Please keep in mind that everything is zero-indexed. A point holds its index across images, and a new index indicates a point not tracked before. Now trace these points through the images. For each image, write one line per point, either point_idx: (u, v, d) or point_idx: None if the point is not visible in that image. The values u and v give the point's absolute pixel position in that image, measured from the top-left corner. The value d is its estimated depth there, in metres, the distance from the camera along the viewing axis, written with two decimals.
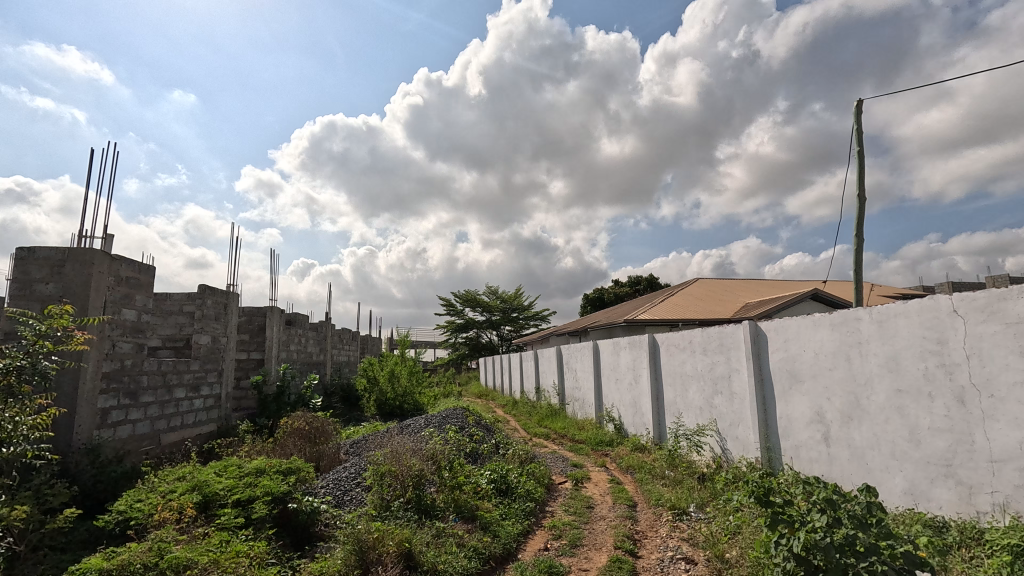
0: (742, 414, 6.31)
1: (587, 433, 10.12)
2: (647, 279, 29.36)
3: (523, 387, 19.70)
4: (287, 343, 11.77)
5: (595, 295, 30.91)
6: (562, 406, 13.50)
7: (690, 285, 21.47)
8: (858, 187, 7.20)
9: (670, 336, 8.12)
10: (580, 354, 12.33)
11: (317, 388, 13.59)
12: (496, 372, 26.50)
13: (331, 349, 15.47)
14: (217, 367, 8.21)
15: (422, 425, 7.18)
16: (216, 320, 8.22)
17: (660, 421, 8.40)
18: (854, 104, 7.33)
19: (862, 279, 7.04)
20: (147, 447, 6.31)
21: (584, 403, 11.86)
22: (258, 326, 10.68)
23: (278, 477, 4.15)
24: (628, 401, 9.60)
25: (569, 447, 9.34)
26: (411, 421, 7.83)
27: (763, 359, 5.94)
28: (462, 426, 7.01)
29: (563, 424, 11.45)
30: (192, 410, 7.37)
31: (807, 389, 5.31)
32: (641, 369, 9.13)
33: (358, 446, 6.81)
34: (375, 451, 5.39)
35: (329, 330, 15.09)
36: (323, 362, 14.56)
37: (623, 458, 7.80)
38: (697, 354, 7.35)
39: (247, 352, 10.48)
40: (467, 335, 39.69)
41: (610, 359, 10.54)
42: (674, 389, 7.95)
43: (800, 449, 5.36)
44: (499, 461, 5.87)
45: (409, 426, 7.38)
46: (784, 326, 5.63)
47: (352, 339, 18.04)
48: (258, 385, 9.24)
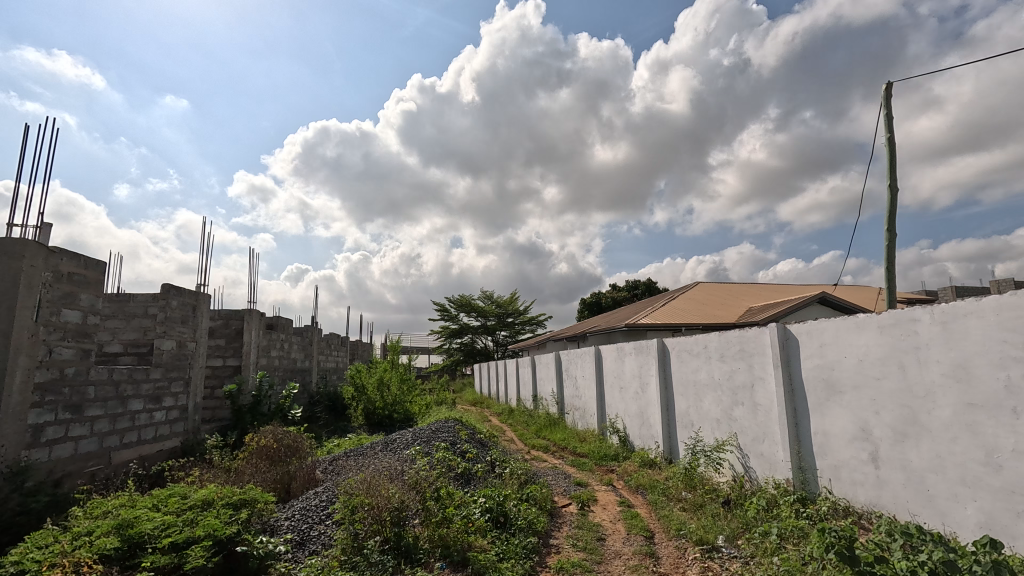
0: (768, 429, 5.63)
1: (589, 446, 9.43)
2: (646, 283, 28.78)
3: (520, 394, 18.97)
4: (269, 349, 11.04)
5: (593, 300, 30.28)
6: (561, 415, 12.78)
7: (691, 289, 20.86)
8: (889, 177, 6.57)
9: (682, 341, 7.44)
10: (581, 361, 11.64)
11: (301, 397, 12.82)
12: (491, 378, 25.76)
13: (318, 355, 14.72)
14: (184, 376, 7.46)
15: (410, 441, 6.45)
16: (184, 325, 7.49)
17: (671, 434, 7.70)
18: (883, 87, 6.70)
19: (896, 278, 6.39)
20: (93, 468, 5.56)
21: (586, 413, 11.15)
22: (235, 331, 9.93)
23: (227, 512, 3.43)
24: (633, 411, 8.92)
25: (571, 462, 8.64)
26: (398, 436, 7.08)
27: (793, 367, 5.27)
28: (455, 443, 6.27)
29: (563, 436, 10.74)
30: (152, 424, 6.62)
31: (848, 402, 4.63)
32: (649, 377, 8.45)
33: (338, 465, 6.07)
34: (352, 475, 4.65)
35: (315, 335, 14.34)
36: (308, 369, 13.80)
37: (632, 475, 7.09)
38: (713, 361, 6.67)
39: (223, 358, 9.73)
40: (462, 340, 38.92)
41: (614, 366, 9.84)
42: (687, 400, 7.26)
43: (841, 470, 4.68)
44: (495, 485, 5.13)
45: (395, 443, 6.62)
46: (818, 329, 4.96)
47: (340, 344, 17.26)
48: (231, 395, 8.46)
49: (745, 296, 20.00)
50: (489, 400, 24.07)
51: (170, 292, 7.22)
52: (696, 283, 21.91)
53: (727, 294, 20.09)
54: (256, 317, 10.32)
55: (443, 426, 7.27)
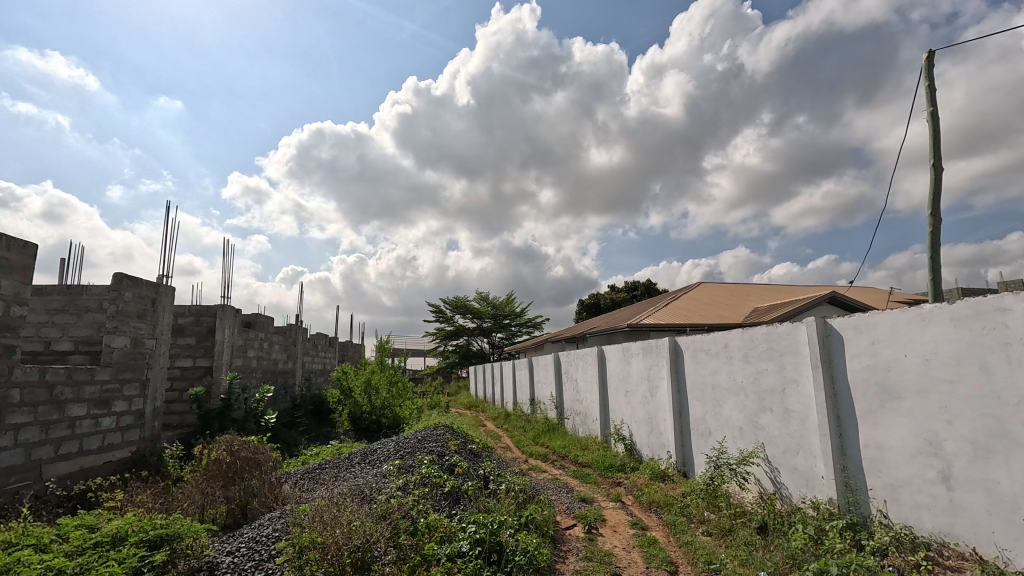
0: (803, 440, 4.89)
1: (592, 455, 8.67)
2: (645, 284, 28.13)
3: (516, 398, 18.18)
4: (247, 349, 10.23)
5: (591, 301, 29.61)
6: (561, 420, 12.01)
7: (694, 289, 20.17)
8: (933, 154, 5.84)
9: (698, 340, 6.70)
10: (582, 362, 10.88)
11: (283, 401, 12.01)
12: (486, 382, 24.97)
13: (302, 356, 13.90)
14: (142, 378, 6.67)
15: (392, 453, 5.64)
16: (142, 320, 6.71)
17: (684, 444, 6.96)
18: (924, 54, 5.98)
19: (941, 268, 5.67)
20: (18, 486, 4.75)
21: (587, 418, 10.39)
22: (206, 328, 9.13)
23: (138, 554, 2.65)
24: (641, 417, 8.16)
25: (572, 473, 7.88)
26: (378, 446, 6.26)
27: (835, 368, 4.53)
28: (442, 455, 5.46)
29: (564, 443, 9.96)
30: (98, 432, 5.83)
31: (909, 409, 3.89)
32: (658, 380, 7.70)
33: (307, 484, 5.28)
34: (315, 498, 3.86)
35: (299, 335, 13.53)
36: (291, 370, 12.98)
37: (644, 490, 6.34)
38: (736, 362, 5.93)
39: (193, 359, 8.94)
40: (456, 342, 38.10)
41: (619, 368, 9.08)
42: (704, 405, 6.51)
43: (900, 490, 3.94)
44: (488, 509, 4.34)
45: (374, 455, 5.80)
46: (869, 324, 4.22)
47: (327, 345, 16.43)
48: (197, 399, 7.64)
49: (750, 296, 19.31)
50: (485, 404, 23.28)
51: (125, 282, 6.44)
52: (699, 283, 21.20)
53: (731, 294, 19.39)
54: (231, 314, 9.51)
55: (431, 434, 6.49)
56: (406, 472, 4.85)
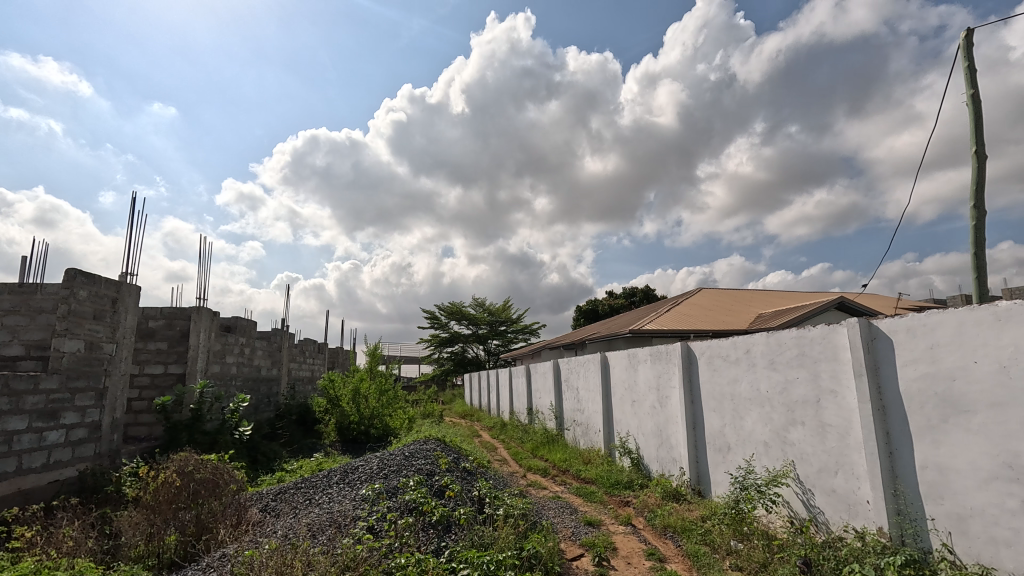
0: (843, 459, 4.30)
1: (596, 469, 8.05)
2: (643, 290, 27.64)
3: (513, 407, 17.52)
4: (226, 355, 9.57)
5: (589, 307, 29.08)
6: (561, 431, 11.39)
7: (695, 295, 19.65)
8: (975, 140, 5.30)
9: (715, 346, 6.12)
10: (584, 370, 10.28)
11: (265, 411, 11.32)
12: (482, 390, 24.32)
13: (288, 362, 13.22)
14: (99, 386, 6.02)
15: (375, 472, 4.97)
16: (100, 322, 6.05)
17: (699, 460, 6.35)
18: (963, 32, 5.46)
19: (987, 265, 5.12)
20: None
21: (589, 429, 9.77)
22: (180, 332, 8.47)
23: None
24: (650, 429, 7.56)
25: (575, 490, 7.26)
26: (361, 462, 5.59)
27: (883, 377, 3.94)
28: (431, 475, 4.80)
29: (565, 456, 9.34)
30: (42, 448, 5.17)
31: (981, 425, 3.31)
32: (669, 389, 7.12)
33: (278, 510, 4.63)
34: (270, 545, 3.20)
35: (284, 341, 12.86)
36: (276, 378, 12.30)
37: (656, 512, 5.74)
38: (760, 370, 5.34)
39: (165, 365, 8.29)
40: (451, 349, 37.39)
41: (624, 376, 8.49)
42: (722, 417, 5.92)
43: (970, 521, 3.34)
44: (482, 543, 3.68)
45: (355, 474, 5.12)
46: (927, 325, 3.65)
47: (316, 352, 15.75)
48: (164, 409, 6.95)
49: (753, 301, 18.79)
50: (480, 413, 22.62)
51: (80, 280, 5.79)
52: (700, 288, 20.67)
53: (734, 300, 18.87)
54: (207, 317, 8.86)
55: (420, 449, 5.82)
56: (388, 498, 4.20)
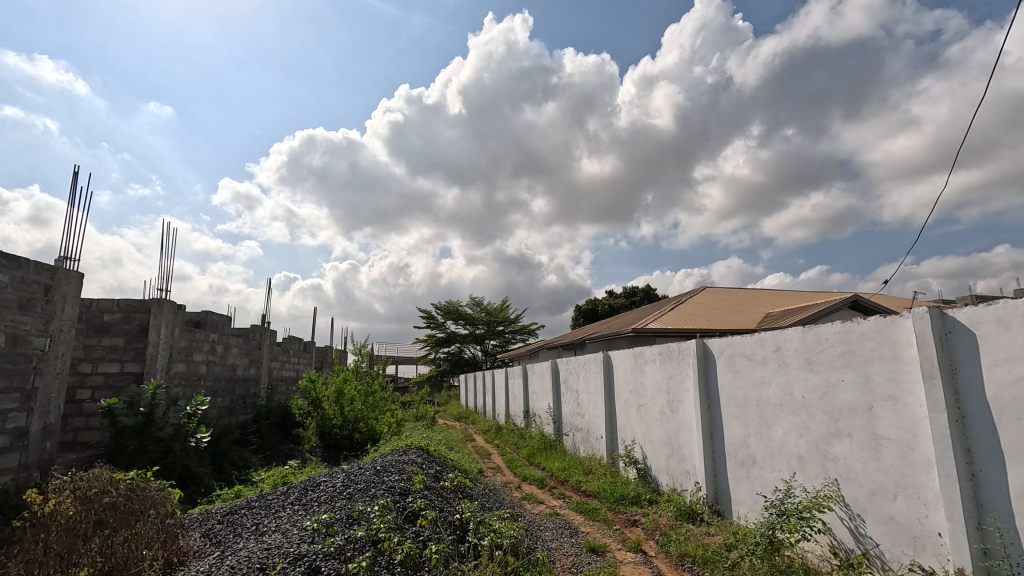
0: (904, 481, 3.52)
1: (599, 480, 7.28)
2: (644, 290, 26.94)
3: (509, 410, 16.74)
4: (194, 352, 8.76)
5: (589, 307, 28.38)
6: (559, 437, 10.61)
7: (700, 293, 18.90)
8: None
9: (737, 344, 5.35)
10: (584, 371, 9.51)
11: (241, 413, 10.51)
12: (477, 392, 23.57)
13: (269, 361, 12.42)
14: (26, 387, 5.21)
15: (336, 492, 4.15)
16: (27, 313, 5.24)
17: (717, 474, 5.58)
18: None
19: None
20: None
21: (590, 435, 9.00)
22: (139, 327, 7.67)
23: None
24: (659, 437, 6.79)
25: (574, 505, 6.49)
26: (323, 478, 4.77)
27: (963, 381, 3.16)
28: (401, 497, 3.98)
29: (564, 465, 8.55)
30: None
31: None
32: (681, 392, 6.35)
33: (218, 542, 3.82)
34: None
35: (264, 338, 12.06)
36: (255, 378, 11.50)
37: (669, 535, 4.94)
38: (793, 371, 4.57)
39: (121, 363, 7.49)
40: (447, 349, 36.58)
41: (630, 379, 7.72)
42: (745, 426, 5.15)
43: None
44: None
45: (312, 495, 4.30)
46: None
47: (302, 351, 14.96)
48: (110, 413, 6.13)
49: (759, 301, 18.05)
50: (476, 415, 21.86)
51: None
52: (703, 287, 19.93)
53: (739, 299, 18.12)
54: (170, 311, 8.05)
55: (395, 462, 5.01)
56: (341, 532, 3.37)
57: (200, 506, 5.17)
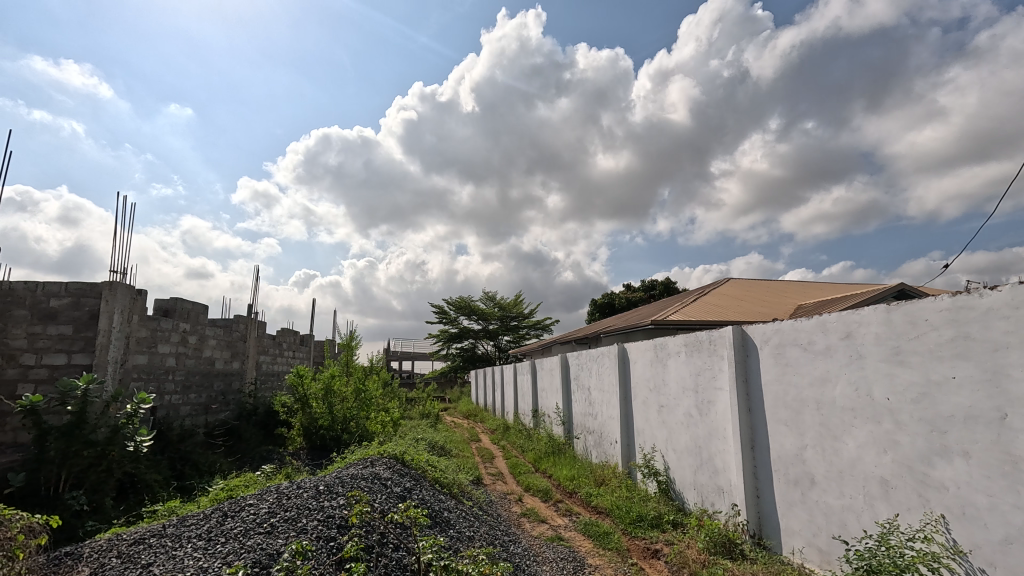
0: None
1: (613, 495, 6.18)
2: (663, 283, 25.68)
3: (518, 408, 15.70)
4: (158, 343, 7.87)
5: (606, 301, 27.23)
6: (569, 440, 9.52)
7: (723, 285, 17.59)
8: None
9: (787, 331, 4.19)
10: (597, 366, 8.40)
11: (219, 410, 9.59)
12: (487, 389, 22.61)
13: (255, 353, 11.52)
14: None
15: (255, 523, 3.12)
16: None
17: (760, 495, 4.45)
18: None
19: None
20: None
21: (603, 439, 7.90)
22: (88, 314, 6.72)
23: None
24: (685, 446, 5.67)
25: (582, 526, 5.39)
26: (252, 499, 3.71)
27: None
28: (329, 542, 2.89)
29: (573, 474, 7.46)
30: None
31: None
32: (713, 391, 5.19)
33: None
34: None
35: (249, 328, 11.15)
36: (239, 372, 10.61)
37: None
38: (870, 366, 3.42)
39: (68, 355, 6.57)
40: (459, 345, 35.65)
41: (649, 375, 6.58)
42: (801, 436, 4.00)
43: None
44: None
45: (225, 526, 3.25)
46: None
47: (297, 345, 14.09)
48: (33, 412, 5.21)
49: (788, 291, 16.67)
50: (485, 413, 20.88)
51: None
52: (726, 278, 18.59)
53: (767, 290, 16.77)
54: (127, 296, 7.12)
55: (349, 477, 3.93)
56: None
57: (117, 528, 4.21)
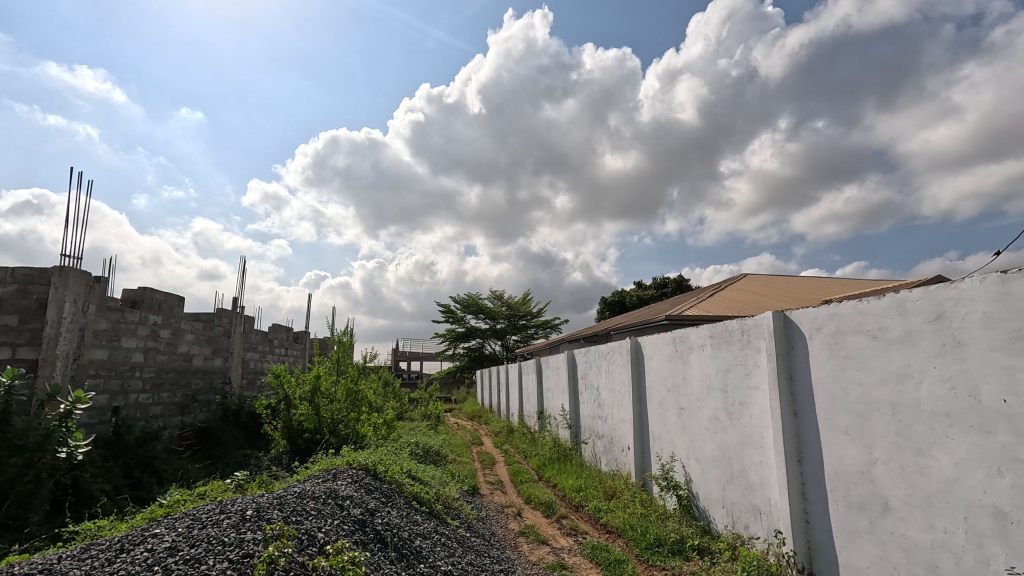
0: None
1: (627, 512, 5.34)
2: (676, 280, 24.74)
3: (524, 410, 14.87)
4: (122, 336, 7.16)
5: (616, 299, 26.33)
6: (577, 445, 8.68)
7: (742, 281, 16.58)
8: None
9: (848, 315, 3.33)
10: (607, 363, 7.56)
11: (196, 410, 8.84)
12: (493, 389, 21.81)
13: (241, 349, 10.77)
14: None
15: (142, 568, 2.31)
16: None
17: (810, 520, 3.60)
18: None
19: None
20: None
21: (614, 445, 7.05)
22: (36, 303, 5.98)
23: None
24: (712, 456, 4.82)
25: (589, 550, 4.56)
26: (164, 526, 2.90)
27: None
28: None
29: (579, 484, 6.63)
30: None
31: None
32: (747, 391, 4.33)
33: None
34: None
35: (233, 323, 10.42)
36: (221, 369, 9.86)
37: None
38: (974, 359, 2.56)
39: (11, 349, 5.81)
40: (466, 345, 34.89)
41: (668, 373, 5.72)
42: (869, 449, 3.15)
43: None
44: None
45: (109, 569, 2.45)
46: None
47: (291, 342, 13.35)
48: None
49: (811, 286, 15.67)
50: (489, 414, 20.11)
51: None
52: (745, 274, 17.55)
53: (788, 285, 15.78)
54: (83, 284, 6.42)
55: (293, 500, 3.11)
56: None
57: (15, 556, 3.42)
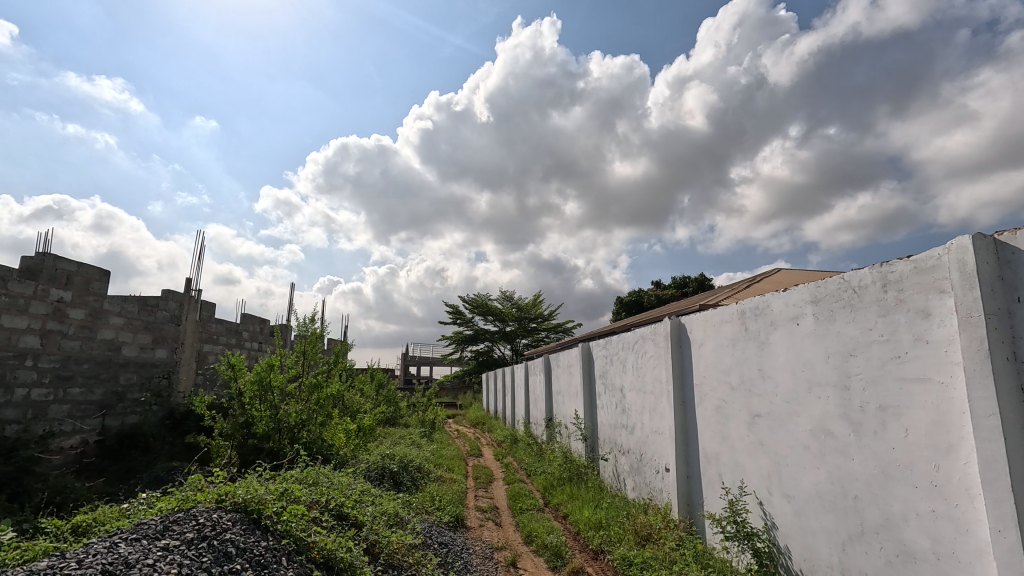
0: None
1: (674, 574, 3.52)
2: (699, 279, 22.92)
3: (530, 417, 13.09)
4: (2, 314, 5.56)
5: (632, 299, 24.52)
6: (593, 462, 6.87)
7: (780, 274, 14.64)
8: None
9: None
10: (634, 356, 5.77)
11: (121, 411, 7.15)
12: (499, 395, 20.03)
13: (194, 340, 9.06)
14: None
15: None
16: None
17: None
18: None
19: None
20: None
21: (644, 464, 5.25)
22: None
23: None
24: (816, 494, 3.01)
25: None
26: None
27: None
28: None
29: (599, 518, 4.83)
30: None
31: None
32: (900, 387, 2.50)
33: None
34: None
35: (184, 309, 8.75)
36: (164, 362, 8.14)
37: None
38: None
39: None
40: (473, 348, 33.14)
41: (730, 364, 3.92)
42: None
43: None
44: None
45: None
46: None
47: (264, 336, 11.69)
48: None
49: None
50: (494, 421, 18.32)
51: None
52: (780, 268, 15.56)
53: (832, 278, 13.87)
54: None
55: None
56: None
57: None
